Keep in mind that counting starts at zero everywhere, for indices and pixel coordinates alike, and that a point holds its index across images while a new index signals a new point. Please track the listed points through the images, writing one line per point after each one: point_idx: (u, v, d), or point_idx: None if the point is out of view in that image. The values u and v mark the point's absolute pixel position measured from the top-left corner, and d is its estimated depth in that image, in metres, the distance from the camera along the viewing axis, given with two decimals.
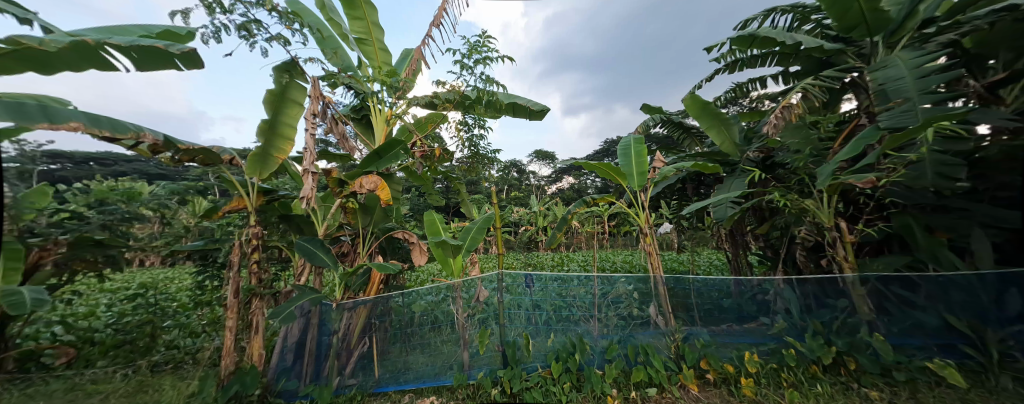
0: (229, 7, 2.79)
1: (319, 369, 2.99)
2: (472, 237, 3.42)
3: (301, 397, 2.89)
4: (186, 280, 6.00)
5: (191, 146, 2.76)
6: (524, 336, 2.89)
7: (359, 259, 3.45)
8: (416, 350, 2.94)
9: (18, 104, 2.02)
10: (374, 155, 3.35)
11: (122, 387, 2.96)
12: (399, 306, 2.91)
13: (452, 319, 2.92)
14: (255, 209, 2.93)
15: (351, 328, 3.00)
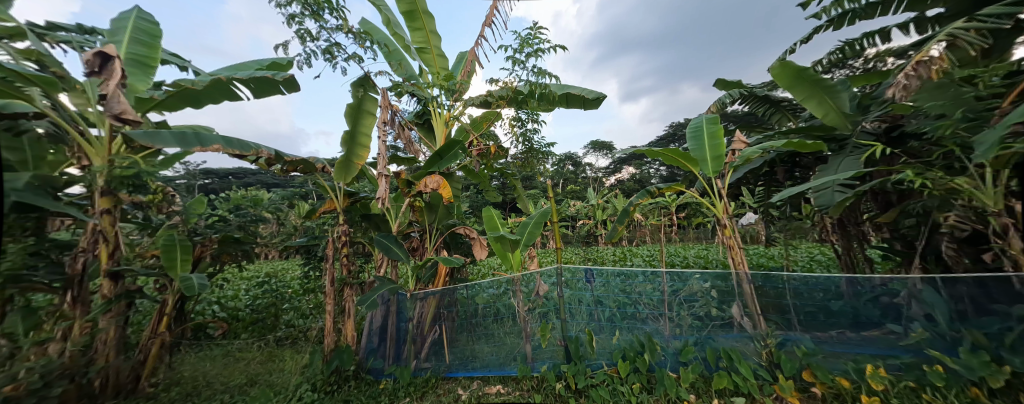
0: (316, 35, 3.23)
1: (398, 353, 3.31)
2: (529, 232, 3.45)
3: (387, 375, 3.25)
4: (297, 271, 7.20)
5: (293, 158, 3.27)
6: (586, 333, 2.83)
7: (428, 253, 3.74)
8: (481, 340, 3.07)
9: (183, 133, 2.64)
10: (435, 156, 3.57)
11: (258, 356, 3.71)
12: (464, 298, 3.08)
13: (513, 312, 2.98)
14: (342, 209, 3.39)
15: (423, 316, 3.29)
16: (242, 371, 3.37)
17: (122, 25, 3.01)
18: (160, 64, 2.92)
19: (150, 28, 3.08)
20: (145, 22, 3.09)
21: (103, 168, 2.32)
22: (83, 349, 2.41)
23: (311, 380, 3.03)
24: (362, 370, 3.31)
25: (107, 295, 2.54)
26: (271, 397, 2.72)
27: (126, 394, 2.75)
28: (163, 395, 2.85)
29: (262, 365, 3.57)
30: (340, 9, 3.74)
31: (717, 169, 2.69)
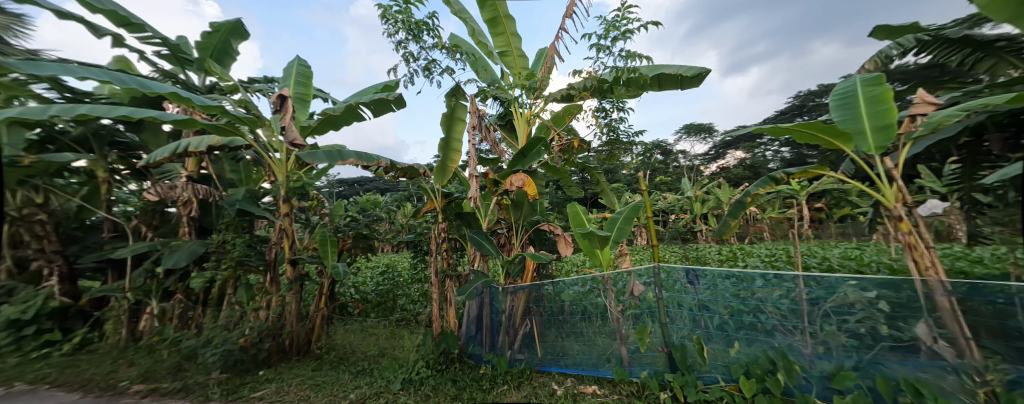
0: (418, 55, 3.65)
1: (494, 342, 3.47)
2: (619, 228, 3.13)
3: (485, 362, 3.42)
4: (406, 263, 8.29)
5: (402, 165, 3.72)
6: (695, 342, 2.32)
7: (514, 249, 3.86)
8: (569, 337, 2.99)
9: (330, 150, 3.33)
10: (519, 154, 3.59)
11: (381, 335, 4.40)
12: (549, 294, 3.06)
13: (604, 312, 2.76)
14: (440, 208, 3.67)
15: (514, 309, 3.35)
16: (375, 346, 3.99)
17: (290, 70, 3.80)
18: (312, 97, 3.62)
19: (304, 70, 3.80)
20: (299, 64, 3.83)
21: (285, 182, 3.19)
22: (276, 316, 3.45)
23: (425, 358, 3.32)
24: (466, 355, 3.52)
25: (291, 276, 3.38)
26: (394, 371, 3.15)
27: (302, 354, 3.65)
28: (322, 358, 3.62)
29: (388, 341, 4.16)
30: (434, 28, 4.14)
31: (885, 143, 1.97)
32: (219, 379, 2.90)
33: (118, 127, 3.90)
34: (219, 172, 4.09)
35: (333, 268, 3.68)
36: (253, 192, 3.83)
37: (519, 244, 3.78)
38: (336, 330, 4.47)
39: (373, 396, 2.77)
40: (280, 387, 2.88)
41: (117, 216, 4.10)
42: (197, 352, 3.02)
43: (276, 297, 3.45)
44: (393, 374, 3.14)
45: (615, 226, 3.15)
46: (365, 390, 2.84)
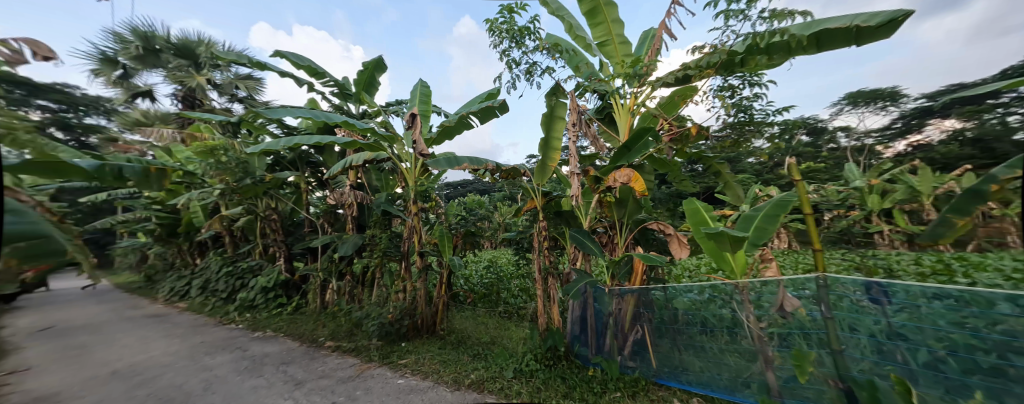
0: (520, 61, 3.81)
1: (602, 344, 3.19)
2: (757, 228, 2.41)
3: (594, 364, 3.20)
4: (508, 258, 8.72)
5: (507, 167, 3.79)
6: (894, 380, 1.50)
7: (619, 250, 3.55)
8: (686, 350, 2.57)
9: (449, 157, 3.79)
10: (622, 148, 3.32)
11: (494, 324, 4.69)
12: (659, 300, 2.65)
13: (733, 327, 2.27)
14: (541, 207, 3.68)
15: (624, 312, 2.99)
16: (487, 333, 4.23)
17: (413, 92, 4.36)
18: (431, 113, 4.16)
19: (425, 90, 4.34)
20: (420, 86, 4.33)
21: (414, 186, 3.88)
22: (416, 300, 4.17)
23: (534, 352, 3.29)
24: (572, 355, 3.35)
25: (420, 265, 4.04)
26: (505, 360, 3.24)
27: (431, 333, 4.17)
28: (445, 338, 4.07)
29: (499, 331, 4.36)
30: (534, 31, 4.28)
31: None
32: (377, 345, 3.80)
33: (309, 151, 5.27)
34: (368, 182, 5.07)
35: (451, 261, 4.17)
36: (391, 196, 4.70)
37: (623, 245, 3.46)
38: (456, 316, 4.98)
39: (489, 380, 2.94)
40: (417, 359, 3.43)
41: (309, 216, 5.54)
42: (364, 322, 4.04)
43: (410, 282, 4.13)
44: (505, 362, 3.23)
45: (753, 224, 2.46)
46: (481, 374, 3.04)
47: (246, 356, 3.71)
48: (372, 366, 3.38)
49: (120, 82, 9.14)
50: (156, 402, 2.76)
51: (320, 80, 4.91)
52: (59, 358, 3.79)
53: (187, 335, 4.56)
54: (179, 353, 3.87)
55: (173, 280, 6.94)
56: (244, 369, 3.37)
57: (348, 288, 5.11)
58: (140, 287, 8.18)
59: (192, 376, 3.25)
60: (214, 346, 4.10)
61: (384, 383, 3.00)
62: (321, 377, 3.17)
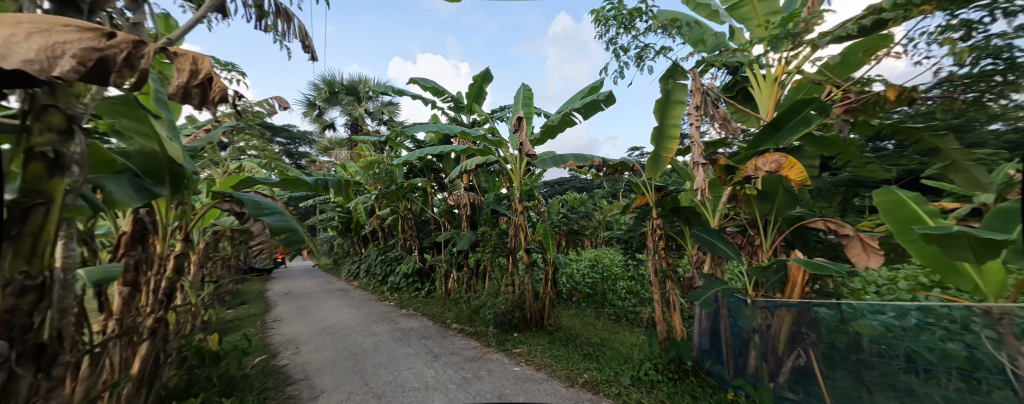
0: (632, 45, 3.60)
1: (743, 365, 2.60)
2: (1005, 225, 1.37)
3: (733, 387, 2.64)
4: (614, 257, 8.26)
5: (615, 161, 3.54)
6: None
7: (765, 256, 2.77)
8: (882, 392, 1.76)
9: (555, 155, 3.85)
10: (769, 128, 2.57)
11: (601, 325, 4.53)
12: (829, 321, 1.95)
13: (976, 372, 1.40)
14: (654, 203, 3.32)
15: (776, 331, 2.30)
16: (597, 334, 4.10)
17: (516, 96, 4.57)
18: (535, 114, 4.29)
19: (527, 93, 4.50)
20: (522, 89, 4.52)
21: (520, 186, 4.05)
22: (529, 294, 4.37)
23: (654, 360, 3.03)
24: (702, 371, 2.93)
25: (527, 261, 4.23)
26: (620, 364, 3.08)
27: (539, 327, 4.33)
28: (553, 334, 4.14)
29: (611, 334, 4.17)
30: (647, 11, 3.97)
31: None
32: (495, 331, 4.16)
33: (433, 159, 6.13)
34: (478, 184, 5.52)
35: (556, 258, 4.24)
36: (498, 197, 5.12)
37: (770, 248, 2.73)
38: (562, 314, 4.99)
39: (605, 384, 2.86)
40: (530, 350, 3.61)
41: (433, 215, 6.43)
42: (481, 310, 4.47)
43: (518, 276, 4.39)
44: (619, 367, 3.08)
45: (1005, 225, 1.36)
46: (595, 375, 2.98)
47: (397, 329, 4.60)
48: (490, 351, 3.74)
49: (315, 120, 12.63)
50: (346, 354, 3.70)
51: (440, 98, 5.67)
52: (292, 314, 5.48)
53: (356, 307, 5.93)
54: (352, 320, 5.06)
55: (348, 264, 9.14)
56: (397, 338, 4.20)
57: (465, 278, 5.75)
58: (330, 268, 11.12)
59: (366, 338, 4.23)
60: (376, 317, 5.23)
61: (504, 368, 3.27)
62: (451, 354, 3.69)
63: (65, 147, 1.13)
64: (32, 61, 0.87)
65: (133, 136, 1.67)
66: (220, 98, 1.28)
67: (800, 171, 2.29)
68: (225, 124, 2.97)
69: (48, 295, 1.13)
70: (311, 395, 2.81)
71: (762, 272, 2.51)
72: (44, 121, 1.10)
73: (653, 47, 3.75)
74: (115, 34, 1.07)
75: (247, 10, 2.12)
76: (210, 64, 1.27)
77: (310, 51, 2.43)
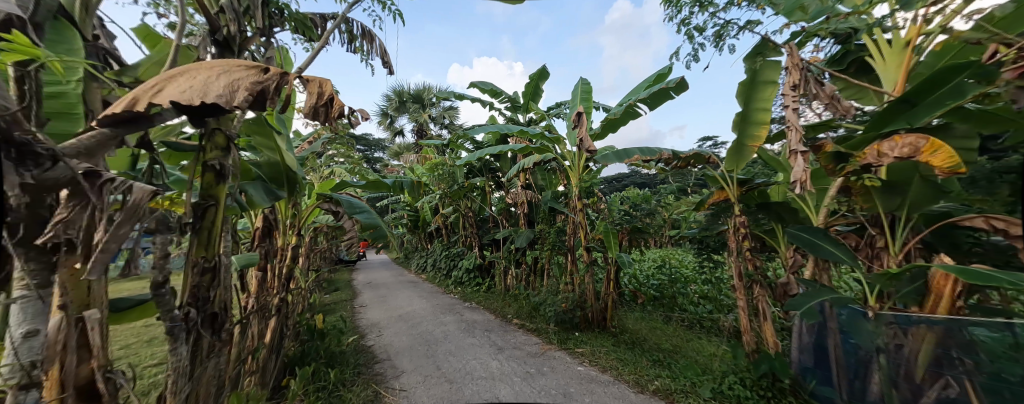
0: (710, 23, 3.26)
1: (862, 390, 2.15)
2: None
3: None
4: (683, 259, 7.59)
5: (687, 153, 3.22)
6: None
7: (891, 261, 2.28)
8: None
9: (618, 150, 3.68)
10: (900, 102, 2.06)
11: (672, 330, 4.21)
12: (994, 346, 1.54)
13: None
14: (737, 199, 2.95)
15: (909, 353, 1.86)
16: (667, 340, 3.82)
17: (574, 91, 4.47)
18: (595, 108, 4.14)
19: (585, 87, 4.37)
20: (581, 84, 4.40)
21: (578, 183, 3.94)
22: (594, 294, 4.24)
23: (741, 375, 2.72)
24: (805, 391, 2.51)
25: (587, 260, 4.09)
26: (698, 375, 2.83)
27: (602, 328, 4.18)
28: (618, 336, 3.97)
29: (684, 341, 3.84)
30: None
31: None
32: (555, 329, 4.14)
33: (490, 159, 6.30)
34: (534, 182, 5.52)
35: (618, 258, 4.06)
36: (555, 194, 5.08)
37: (899, 252, 2.23)
38: (626, 315, 4.76)
39: (680, 394, 2.64)
40: (594, 351, 3.52)
41: (492, 213, 6.62)
42: (541, 307, 4.49)
43: (578, 275, 4.30)
44: (697, 377, 2.82)
45: None
46: (668, 383, 2.78)
47: (463, 320, 4.87)
48: (553, 348, 3.74)
49: (387, 127, 13.93)
50: (420, 340, 4.04)
51: (498, 100, 5.82)
52: (374, 302, 6.14)
53: (425, 298, 6.42)
54: (423, 310, 5.49)
55: (417, 258, 9.92)
56: (464, 330, 4.44)
57: (524, 275, 5.82)
58: (402, 262, 12.21)
59: (436, 327, 4.56)
60: (444, 308, 5.59)
61: (567, 367, 3.25)
62: (514, 348, 3.77)
63: (226, 159, 1.45)
64: (222, 97, 1.05)
65: (264, 150, 2.04)
66: (340, 115, 1.44)
67: (948, 157, 1.77)
68: (323, 136, 3.47)
69: (219, 274, 1.46)
70: (393, 374, 3.12)
71: (889, 280, 2.07)
72: (212, 140, 1.42)
73: (735, 23, 3.34)
74: (271, 69, 1.20)
75: (340, 35, 2.42)
76: (333, 85, 1.41)
77: (388, 66, 2.69)
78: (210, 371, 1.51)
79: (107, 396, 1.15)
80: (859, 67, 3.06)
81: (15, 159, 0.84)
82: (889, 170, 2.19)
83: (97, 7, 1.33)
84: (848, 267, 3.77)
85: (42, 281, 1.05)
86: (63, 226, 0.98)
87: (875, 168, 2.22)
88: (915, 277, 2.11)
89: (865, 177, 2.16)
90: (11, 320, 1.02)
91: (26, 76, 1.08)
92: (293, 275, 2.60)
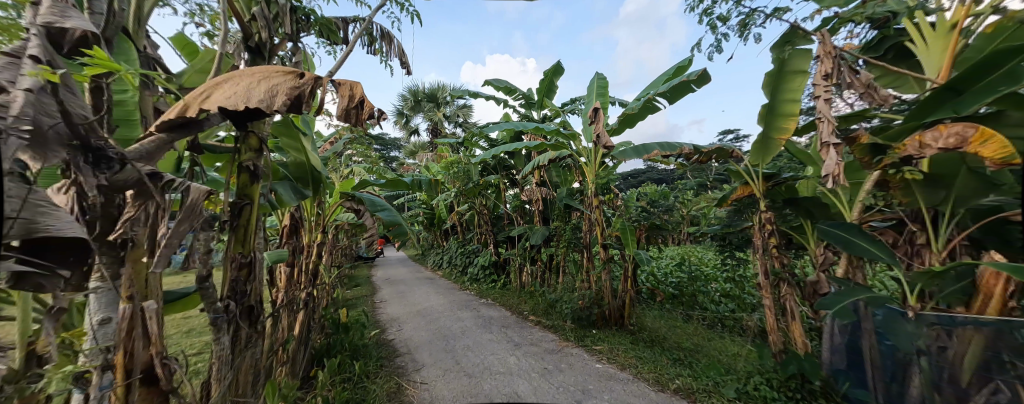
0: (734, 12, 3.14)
1: (900, 394, 2.04)
2: None
3: None
4: (703, 256, 7.39)
5: (709, 147, 3.11)
6: None
7: (934, 259, 2.15)
8: None
9: (636, 146, 3.60)
10: (947, 90, 1.94)
11: (691, 329, 4.12)
12: None
13: None
14: (762, 194, 2.84)
15: (954, 356, 1.76)
16: (687, 339, 3.73)
17: (589, 86, 4.40)
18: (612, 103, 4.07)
19: (601, 82, 4.30)
20: (596, 79, 4.33)
21: (594, 180, 3.89)
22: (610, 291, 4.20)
23: (767, 375, 2.63)
24: (837, 394, 2.40)
25: (604, 257, 4.03)
26: (721, 374, 2.76)
27: (619, 326, 4.13)
28: (636, 334, 3.91)
29: (705, 340, 3.75)
30: None
31: None
32: (572, 326, 4.12)
33: (505, 157, 6.32)
34: (549, 179, 5.49)
35: (635, 255, 4.00)
36: (570, 191, 5.04)
37: (943, 249, 2.11)
38: (644, 313, 4.68)
39: (703, 393, 2.59)
40: (612, 348, 3.49)
41: (506, 211, 6.63)
42: (557, 304, 4.49)
43: (594, 273, 4.26)
44: (720, 377, 2.76)
45: None
46: (689, 382, 2.73)
47: (480, 317, 4.92)
48: (570, 345, 3.73)
49: (403, 126, 14.10)
50: (438, 335, 4.11)
51: (512, 97, 5.81)
52: (393, 297, 6.29)
53: (442, 294, 6.52)
54: (440, 306, 5.58)
55: (433, 255, 10.06)
56: (481, 325, 4.49)
57: (539, 272, 5.81)
58: (419, 258, 12.42)
59: (454, 322, 4.63)
60: (460, 305, 5.66)
61: (585, 364, 3.24)
62: (531, 344, 3.79)
63: (259, 160, 1.52)
64: (262, 102, 1.10)
65: (291, 151, 2.12)
66: (369, 117, 1.50)
67: (1001, 148, 1.62)
68: (344, 137, 3.57)
69: (255, 268, 1.55)
70: (414, 368, 3.20)
71: (931, 279, 1.95)
72: (246, 142, 1.49)
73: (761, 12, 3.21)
74: (306, 73, 1.24)
75: (360, 38, 2.48)
76: (363, 89, 1.45)
77: (406, 67, 2.74)
78: (247, 360, 1.59)
79: (165, 380, 1.18)
80: (898, 53, 2.88)
81: (92, 163, 0.97)
82: (932, 161, 2.05)
83: (146, 18, 1.41)
84: (884, 265, 3.56)
85: (114, 272, 1.17)
86: (130, 222, 1.11)
87: (917, 160, 2.10)
88: (962, 276, 1.97)
89: (906, 169, 2.02)
90: (92, 308, 1.20)
91: (102, 87, 1.19)
92: (318, 271, 2.71)
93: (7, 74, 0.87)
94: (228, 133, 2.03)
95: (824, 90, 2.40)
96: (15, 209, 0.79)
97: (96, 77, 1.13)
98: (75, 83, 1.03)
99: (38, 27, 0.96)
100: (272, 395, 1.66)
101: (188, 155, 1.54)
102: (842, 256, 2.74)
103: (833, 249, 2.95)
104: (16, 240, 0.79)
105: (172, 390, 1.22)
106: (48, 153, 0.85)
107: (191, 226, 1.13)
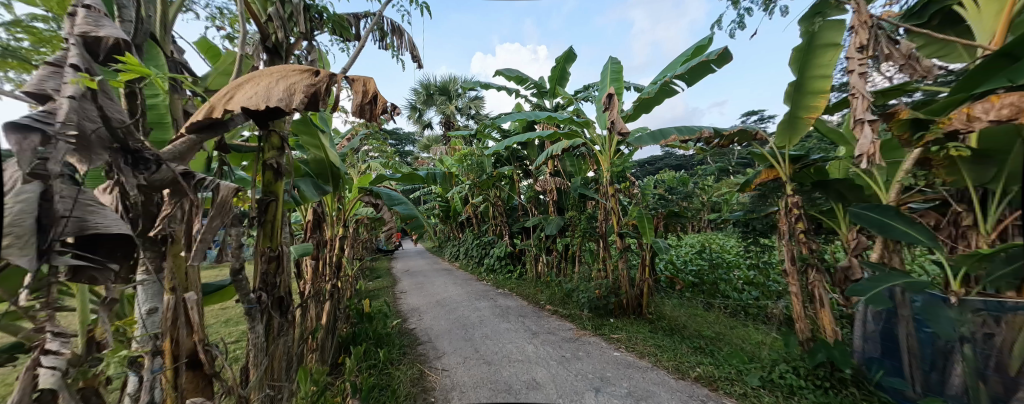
0: None
1: (940, 383, 1.95)
2: None
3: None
4: (726, 243, 7.16)
5: (731, 130, 2.97)
6: None
7: (983, 242, 2.02)
8: None
9: (653, 132, 3.51)
10: (1001, 55, 1.76)
11: (711, 317, 4.04)
12: None
13: None
14: (789, 177, 2.71)
15: (1003, 343, 1.67)
16: (708, 327, 3.67)
17: (603, 72, 4.28)
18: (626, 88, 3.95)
19: (615, 66, 4.18)
20: (611, 64, 4.21)
21: (609, 168, 3.80)
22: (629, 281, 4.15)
23: (793, 363, 2.57)
24: (870, 382, 2.31)
25: (620, 246, 3.98)
26: (744, 363, 2.70)
27: (637, 315, 4.09)
28: (654, 323, 3.87)
29: (727, 328, 3.67)
30: None
31: None
32: (589, 315, 4.12)
33: (517, 148, 6.29)
34: (563, 168, 5.45)
35: (654, 244, 3.94)
36: (585, 180, 4.99)
37: (994, 230, 1.97)
38: (662, 301, 4.63)
39: (725, 381, 2.55)
40: (630, 337, 3.47)
41: (521, 201, 6.61)
42: (573, 293, 4.46)
43: (611, 262, 4.20)
44: (743, 365, 2.70)
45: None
46: (711, 370, 2.69)
47: (498, 306, 5.01)
48: (586, 334, 3.75)
49: (416, 121, 14.14)
50: (458, 324, 4.20)
51: (524, 86, 5.73)
52: (413, 288, 6.46)
53: (460, 285, 6.65)
54: (459, 296, 5.71)
55: (450, 247, 10.22)
56: (499, 315, 4.56)
57: (556, 262, 5.79)
58: (437, 251, 12.62)
59: (472, 312, 4.72)
60: (478, 294, 5.76)
61: (603, 352, 3.25)
62: (549, 333, 3.83)
63: (281, 158, 1.57)
64: (282, 101, 1.13)
65: (310, 148, 2.18)
66: (383, 112, 1.52)
67: None
68: (359, 133, 3.64)
69: (282, 262, 1.62)
70: (436, 355, 3.30)
71: (978, 262, 1.85)
72: (268, 141, 1.53)
73: None
74: (321, 70, 1.26)
75: (373, 33, 2.50)
76: (377, 84, 1.47)
77: (417, 60, 2.73)
78: (280, 347, 1.68)
79: (209, 365, 1.27)
80: (945, 18, 2.66)
81: (131, 164, 1.03)
82: (982, 136, 1.92)
83: (172, 24, 1.47)
84: (924, 250, 3.35)
85: (156, 266, 1.25)
86: (166, 219, 1.17)
87: (963, 135, 1.96)
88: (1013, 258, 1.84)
89: (952, 145, 1.90)
90: (140, 298, 1.33)
91: (134, 92, 1.24)
92: (342, 263, 2.81)
93: (52, 83, 0.94)
94: (252, 132, 2.12)
95: (859, 64, 2.24)
96: (67, 209, 0.86)
97: (129, 80, 1.17)
98: (111, 88, 1.08)
99: (75, 36, 1.01)
100: (304, 380, 1.74)
101: (217, 154, 1.62)
102: (876, 241, 2.60)
103: (868, 233, 2.79)
104: (71, 237, 0.86)
105: (215, 374, 1.30)
106: (92, 156, 0.92)
107: (223, 222, 1.19)
